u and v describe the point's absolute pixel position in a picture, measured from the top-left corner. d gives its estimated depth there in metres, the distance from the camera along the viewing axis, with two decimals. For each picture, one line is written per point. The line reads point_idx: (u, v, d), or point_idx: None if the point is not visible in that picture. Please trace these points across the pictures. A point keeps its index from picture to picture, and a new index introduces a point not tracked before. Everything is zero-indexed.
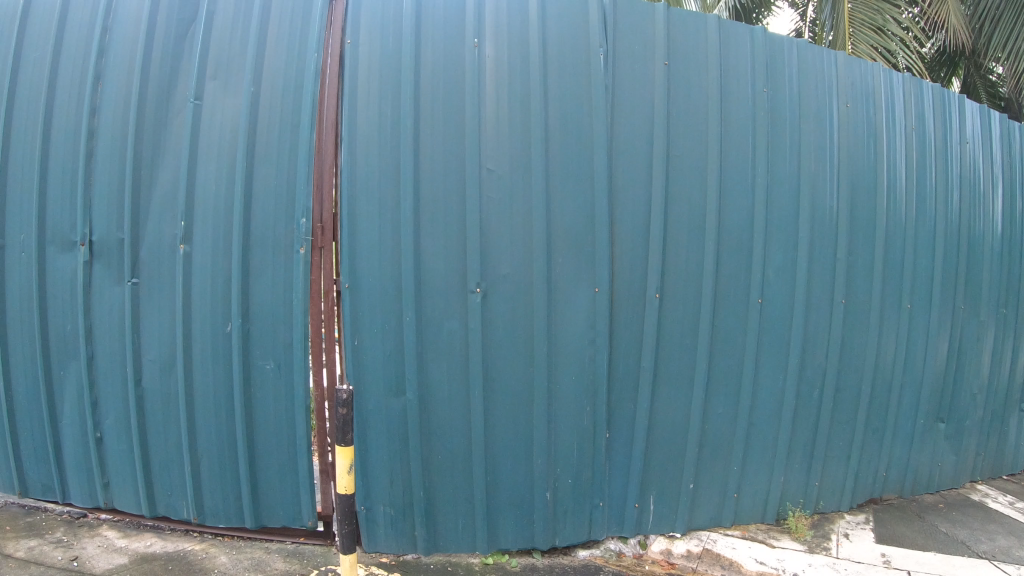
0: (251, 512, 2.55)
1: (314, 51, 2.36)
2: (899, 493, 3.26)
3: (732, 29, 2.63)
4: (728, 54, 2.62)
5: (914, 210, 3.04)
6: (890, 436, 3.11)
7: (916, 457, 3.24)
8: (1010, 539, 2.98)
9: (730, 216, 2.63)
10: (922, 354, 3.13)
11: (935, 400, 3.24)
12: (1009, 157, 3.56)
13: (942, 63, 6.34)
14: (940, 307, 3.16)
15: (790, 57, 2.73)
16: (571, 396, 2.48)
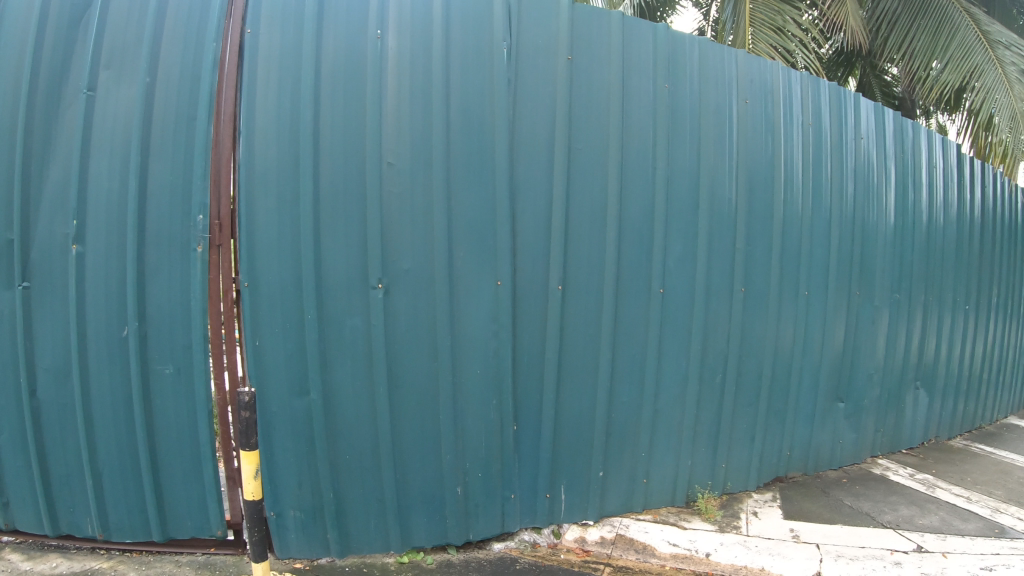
0: (158, 524, 2.46)
1: (213, 41, 2.29)
2: (803, 472, 3.39)
3: (635, 25, 2.68)
4: (631, 49, 2.67)
5: (810, 203, 3.16)
6: (791, 417, 3.23)
7: (816, 437, 3.37)
8: (910, 508, 3.21)
9: (630, 208, 2.67)
10: (818, 339, 3.26)
11: (834, 381, 3.38)
12: (901, 149, 3.73)
13: (839, 63, 6.77)
14: (836, 293, 3.30)
15: (692, 52, 2.79)
16: (477, 390, 2.48)
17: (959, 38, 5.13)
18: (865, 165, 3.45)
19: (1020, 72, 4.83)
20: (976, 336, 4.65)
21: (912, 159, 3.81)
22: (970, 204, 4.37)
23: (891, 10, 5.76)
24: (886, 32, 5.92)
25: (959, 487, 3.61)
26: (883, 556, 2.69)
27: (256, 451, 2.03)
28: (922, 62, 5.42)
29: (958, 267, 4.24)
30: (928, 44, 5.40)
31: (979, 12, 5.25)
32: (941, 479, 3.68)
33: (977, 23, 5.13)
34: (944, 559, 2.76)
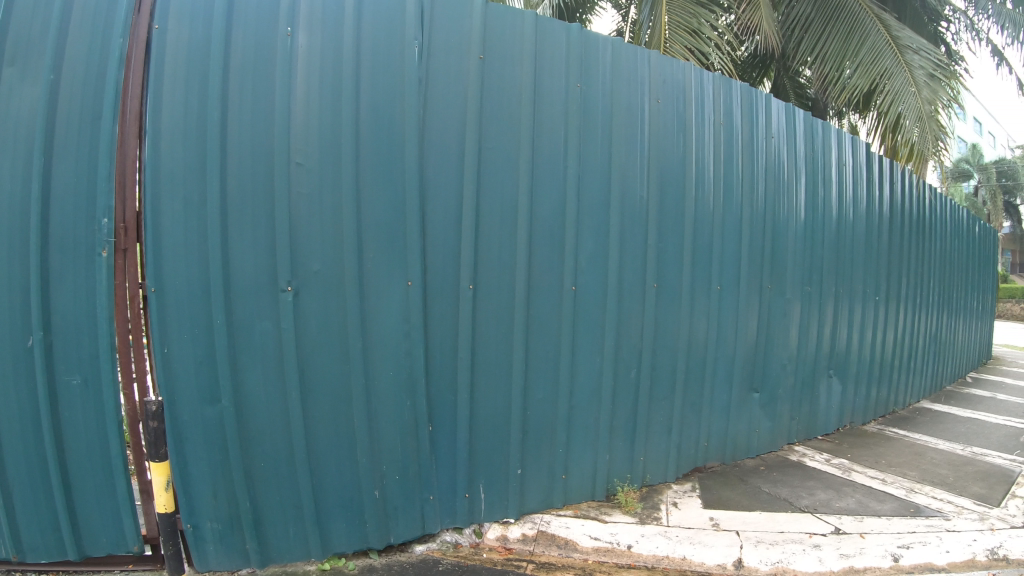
0: (73, 543, 2.36)
1: (120, 36, 2.22)
2: (721, 461, 3.55)
3: (548, 26, 2.75)
4: (544, 49, 2.74)
5: (721, 197, 3.32)
6: (706, 408, 3.39)
7: (733, 425, 3.55)
8: (827, 492, 3.37)
9: (541, 208, 2.75)
10: (731, 330, 3.43)
11: (748, 372, 3.57)
12: (811, 146, 3.90)
13: (754, 65, 7.10)
14: (745, 287, 3.48)
15: (605, 53, 2.89)
16: (390, 390, 2.50)
17: (869, 44, 5.34)
18: (776, 163, 3.62)
19: (924, 77, 5.07)
20: (884, 325, 4.92)
21: (821, 158, 3.98)
22: (876, 200, 4.62)
23: (806, 14, 5.99)
24: (800, 35, 6.16)
25: (874, 470, 3.86)
26: (803, 540, 2.81)
27: (166, 462, 2.18)
28: (833, 66, 5.64)
29: (866, 260, 4.50)
30: (839, 49, 5.59)
31: (889, 19, 5.48)
32: (856, 463, 3.92)
33: (887, 29, 5.35)
34: (861, 539, 2.92)
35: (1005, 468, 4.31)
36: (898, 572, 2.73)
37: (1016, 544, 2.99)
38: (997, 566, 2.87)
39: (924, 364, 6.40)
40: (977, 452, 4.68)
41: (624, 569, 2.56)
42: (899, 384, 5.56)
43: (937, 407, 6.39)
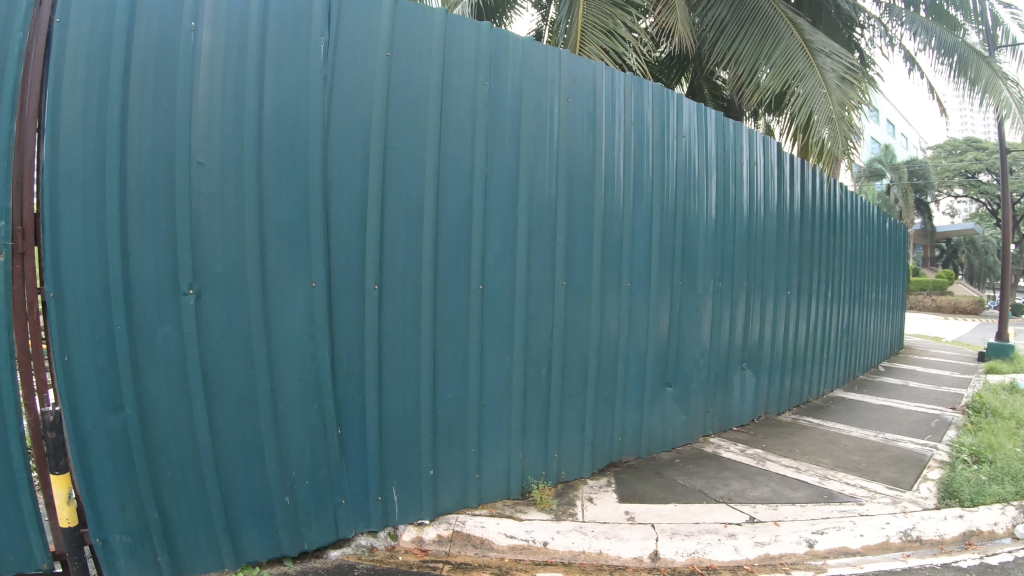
0: None
1: (20, 30, 2.07)
2: (637, 454, 3.77)
3: (457, 25, 2.79)
4: (452, 46, 2.78)
5: (630, 193, 3.50)
6: (619, 405, 3.57)
7: (647, 420, 3.77)
8: (740, 482, 3.61)
9: (448, 207, 2.78)
10: (646, 322, 3.65)
11: (660, 367, 3.81)
12: (723, 145, 4.16)
13: (671, 66, 7.36)
14: (658, 284, 3.70)
15: (513, 51, 2.97)
16: (295, 393, 2.48)
17: (782, 46, 5.49)
18: (687, 162, 3.83)
19: (835, 79, 5.24)
20: (794, 320, 5.24)
21: (731, 161, 4.21)
22: (785, 197, 4.92)
23: (721, 16, 6.13)
24: (715, 36, 6.29)
25: (789, 458, 4.17)
26: (718, 530, 2.99)
27: (69, 471, 2.15)
28: (747, 68, 5.78)
29: (778, 253, 4.84)
30: (753, 51, 5.75)
31: (803, 23, 5.66)
32: (770, 452, 4.23)
33: (800, 33, 5.51)
34: (775, 526, 3.16)
35: (916, 453, 4.78)
36: (813, 556, 3.04)
37: (924, 525, 3.45)
38: (909, 547, 3.31)
39: (836, 355, 6.76)
40: (890, 437, 5.15)
41: (539, 566, 2.66)
42: (811, 374, 5.93)
43: (850, 397, 6.74)
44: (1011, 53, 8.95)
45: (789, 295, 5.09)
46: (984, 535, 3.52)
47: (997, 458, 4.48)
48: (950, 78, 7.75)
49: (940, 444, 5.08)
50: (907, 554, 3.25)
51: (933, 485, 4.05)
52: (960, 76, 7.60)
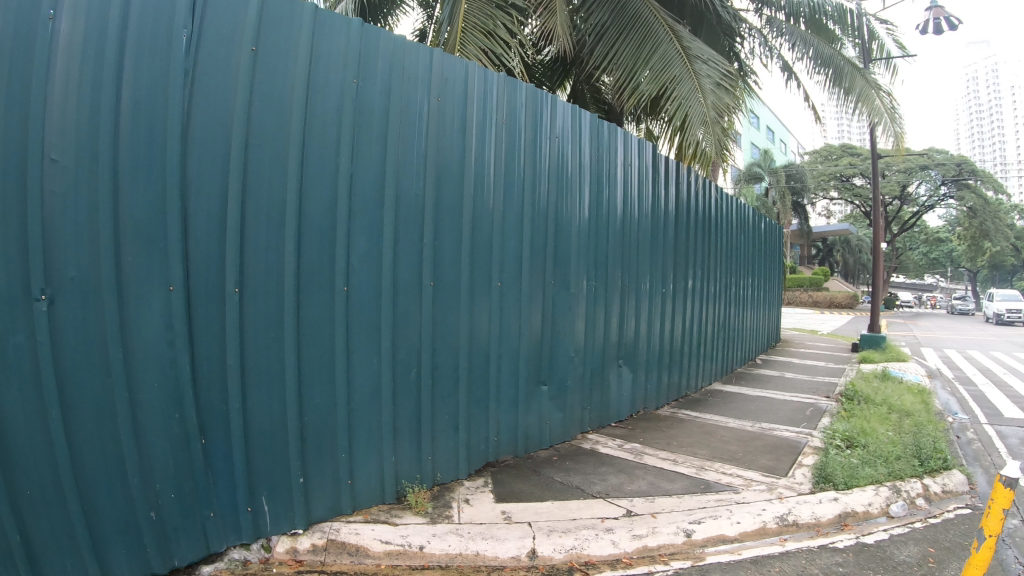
0: None
1: None
2: (514, 454, 4.01)
3: (327, 19, 2.77)
4: (321, 41, 2.76)
5: (501, 194, 3.72)
6: (493, 405, 3.78)
7: (523, 418, 4.02)
8: (619, 476, 3.83)
9: (310, 209, 2.76)
10: (520, 316, 3.91)
11: (535, 367, 4.08)
12: (599, 149, 4.61)
13: (555, 70, 7.65)
14: (529, 279, 3.96)
15: (384, 49, 3.02)
16: (155, 402, 2.37)
17: (660, 52, 5.72)
18: (560, 161, 4.18)
19: (710, 86, 5.50)
20: (662, 317, 5.66)
21: (606, 160, 4.67)
22: (658, 195, 5.40)
23: (603, 20, 6.26)
24: (595, 40, 6.40)
25: (665, 451, 4.41)
26: (595, 525, 3.12)
27: None
28: (626, 71, 5.92)
29: (654, 253, 5.37)
30: (632, 57, 5.90)
31: (682, 30, 5.91)
32: (647, 446, 4.47)
33: (679, 40, 5.76)
34: (653, 518, 3.30)
35: (792, 440, 5.04)
36: (691, 545, 3.19)
37: (802, 510, 3.66)
38: (785, 530, 3.49)
39: (712, 349, 7.18)
40: (766, 426, 5.44)
41: (416, 571, 2.72)
42: (688, 369, 6.39)
43: (729, 389, 7.09)
44: (884, 65, 9.55)
45: (658, 289, 5.52)
46: (860, 515, 3.80)
47: (869, 443, 4.83)
48: (826, 88, 8.21)
49: (814, 431, 5.39)
50: (784, 539, 3.43)
51: (807, 470, 4.31)
52: (835, 86, 8.06)
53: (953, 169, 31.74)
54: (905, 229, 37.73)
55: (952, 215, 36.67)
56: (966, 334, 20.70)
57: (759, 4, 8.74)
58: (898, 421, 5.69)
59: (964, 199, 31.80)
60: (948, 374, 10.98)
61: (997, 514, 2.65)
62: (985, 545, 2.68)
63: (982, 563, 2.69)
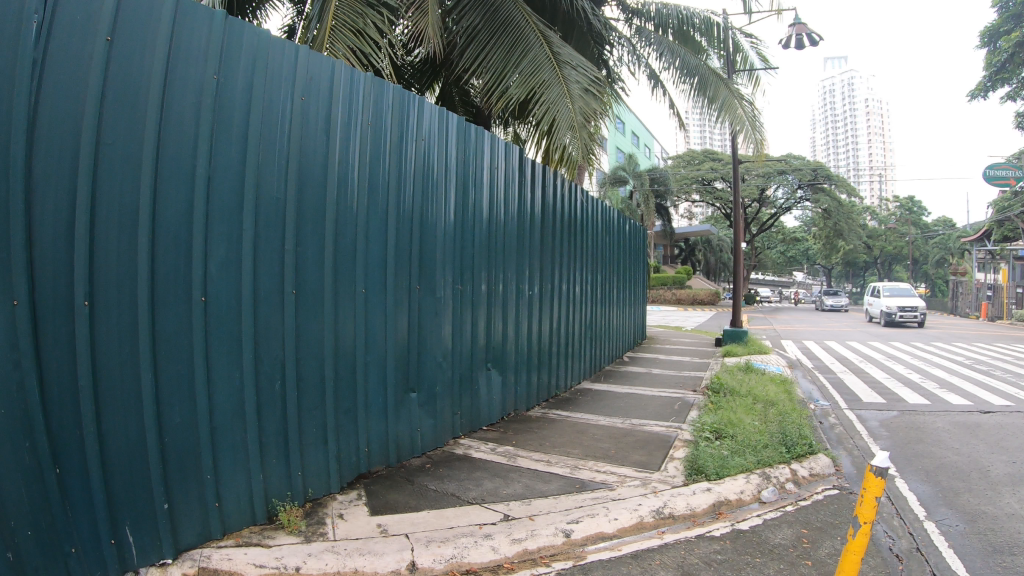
0: None
1: None
2: (386, 464, 4.03)
3: (188, 11, 2.65)
4: (181, 34, 2.63)
5: (364, 198, 3.70)
6: (361, 415, 3.75)
7: (393, 427, 4.05)
8: (493, 482, 3.93)
9: (164, 215, 2.61)
10: (386, 323, 3.92)
11: (402, 374, 4.10)
12: (464, 154, 4.77)
13: (423, 72, 7.77)
14: (394, 285, 3.99)
15: (247, 44, 2.92)
16: (5, 431, 2.16)
17: (532, 55, 5.89)
18: (425, 166, 4.27)
19: (579, 91, 5.81)
20: (526, 318, 5.92)
21: (473, 165, 4.90)
22: (521, 198, 5.75)
23: (474, 24, 6.26)
24: (466, 42, 6.46)
25: (537, 453, 4.61)
26: (474, 533, 3.12)
27: None
28: (495, 75, 6.02)
29: (518, 255, 5.72)
30: (502, 60, 6.01)
31: (552, 35, 6.11)
32: (520, 449, 4.70)
33: (549, 45, 5.98)
34: (531, 521, 3.34)
35: (660, 435, 5.29)
36: (571, 545, 3.23)
37: (678, 502, 3.78)
38: (663, 523, 3.60)
39: (579, 348, 7.49)
40: (635, 422, 5.69)
41: None
42: (554, 369, 6.66)
43: (599, 388, 7.35)
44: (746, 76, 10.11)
45: (522, 291, 5.80)
46: (733, 503, 3.97)
47: (736, 433, 5.08)
48: (690, 97, 8.59)
49: (683, 424, 5.64)
50: (662, 531, 3.54)
51: (678, 464, 4.49)
52: (699, 95, 8.46)
53: (808, 173, 34.01)
54: (764, 230, 40.15)
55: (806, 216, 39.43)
56: (819, 325, 22.34)
57: (629, 15, 9.04)
58: (762, 411, 6.02)
59: (819, 201, 34.13)
60: (807, 364, 11.74)
61: (870, 502, 2.61)
62: (861, 532, 2.64)
63: (860, 549, 2.65)
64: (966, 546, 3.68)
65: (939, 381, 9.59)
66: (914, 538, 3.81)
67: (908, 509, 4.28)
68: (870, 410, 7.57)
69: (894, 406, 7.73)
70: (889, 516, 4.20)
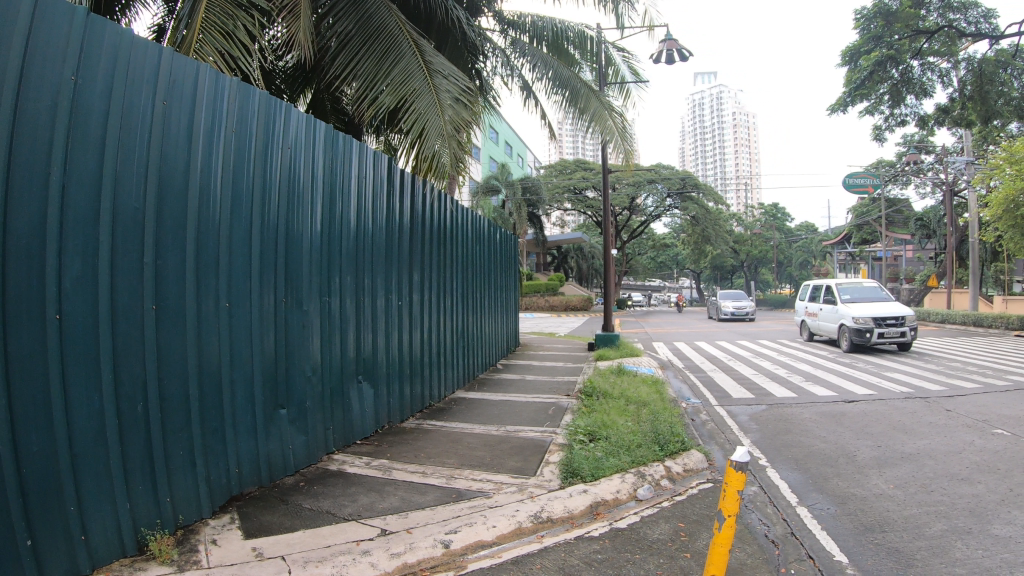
0: None
1: None
2: (258, 485, 3.89)
3: (45, 5, 2.50)
4: (38, 30, 2.47)
5: (227, 207, 3.56)
6: (231, 436, 3.59)
7: (263, 446, 3.90)
8: (369, 497, 3.87)
9: (14, 223, 2.43)
10: (252, 337, 3.78)
11: (271, 391, 3.96)
12: (331, 162, 4.69)
13: (295, 78, 7.62)
14: (259, 298, 3.85)
15: (108, 43, 2.77)
16: None
17: (403, 64, 5.93)
18: (291, 174, 4.15)
19: (448, 100, 5.94)
20: (395, 329, 5.87)
21: (340, 173, 4.81)
22: (388, 208, 5.70)
23: (347, 29, 6.17)
24: (337, 49, 6.38)
25: (412, 465, 4.58)
26: (351, 550, 3.07)
27: None
28: (366, 81, 5.98)
29: (386, 265, 5.67)
30: (374, 67, 5.99)
31: (424, 44, 6.18)
32: (395, 461, 4.65)
33: (420, 53, 6.03)
34: (408, 535, 3.31)
35: (534, 440, 5.39)
36: (451, 555, 3.23)
37: (556, 505, 3.84)
38: (541, 527, 3.66)
39: (451, 358, 7.49)
40: (511, 429, 5.76)
41: None
42: (427, 378, 6.65)
43: (473, 397, 7.39)
44: (617, 88, 10.44)
45: (391, 302, 5.76)
46: (610, 503, 4.08)
47: (610, 435, 5.22)
48: (562, 108, 8.80)
49: (557, 429, 5.76)
50: (541, 535, 3.58)
51: (554, 468, 4.56)
52: (571, 106, 8.67)
53: (677, 183, 35.53)
54: (634, 237, 41.62)
55: (675, 222, 41.16)
56: (688, 328, 23.32)
57: (504, 26, 9.15)
58: (635, 412, 6.23)
59: (687, 209, 35.99)
60: (678, 364, 12.24)
61: (732, 496, 2.74)
62: (727, 525, 2.78)
63: (727, 541, 2.78)
64: (838, 527, 3.95)
65: (803, 374, 10.22)
66: (787, 524, 4.04)
67: (781, 497, 4.54)
68: (738, 406, 7.99)
69: (763, 401, 8.18)
70: (762, 504, 4.44)
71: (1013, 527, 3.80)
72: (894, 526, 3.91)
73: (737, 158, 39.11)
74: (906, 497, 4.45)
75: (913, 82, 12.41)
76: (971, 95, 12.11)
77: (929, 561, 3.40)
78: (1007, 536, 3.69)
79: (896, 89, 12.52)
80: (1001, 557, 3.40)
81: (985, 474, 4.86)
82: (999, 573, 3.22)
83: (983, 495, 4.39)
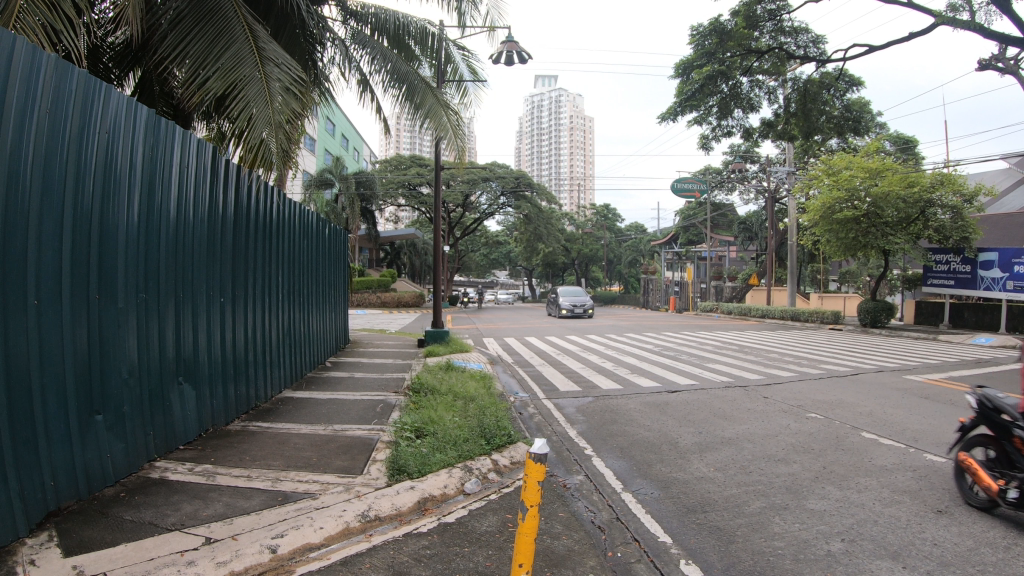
0: None
1: None
2: (77, 498, 3.70)
3: None
4: None
5: (37, 193, 3.35)
6: (43, 447, 3.38)
7: (79, 457, 3.68)
8: (194, 504, 3.78)
9: None
10: (63, 336, 3.57)
11: (84, 396, 3.75)
12: (151, 150, 4.50)
13: (123, 55, 7.17)
14: (70, 294, 3.63)
15: None
16: None
17: (234, 50, 5.78)
18: (107, 160, 3.94)
19: (278, 89, 5.85)
20: (218, 327, 5.67)
21: (160, 160, 4.62)
22: (210, 197, 5.51)
23: (179, 8, 5.94)
24: (166, 29, 6.09)
25: (237, 468, 4.50)
26: (176, 561, 3.03)
27: None
28: (194, 64, 5.77)
29: (207, 260, 5.47)
30: (204, 49, 5.79)
31: (258, 30, 6.08)
32: (220, 466, 4.54)
33: (253, 40, 5.91)
34: (234, 541, 3.29)
35: (364, 438, 5.43)
36: (279, 560, 3.24)
37: (385, 504, 3.94)
38: (369, 526, 3.74)
39: (277, 357, 7.33)
40: (338, 428, 5.78)
41: None
42: (252, 379, 6.47)
43: (299, 396, 7.28)
44: (455, 86, 10.65)
45: (212, 300, 5.57)
46: (437, 498, 4.24)
47: (436, 431, 5.39)
48: (398, 102, 8.81)
49: (385, 426, 5.83)
50: (369, 535, 3.67)
51: (380, 465, 4.66)
52: (407, 101, 8.71)
53: (512, 181, 36.51)
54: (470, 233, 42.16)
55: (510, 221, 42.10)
56: (523, 323, 23.80)
57: (346, 16, 9.04)
58: (462, 407, 6.42)
59: (522, 207, 36.99)
60: (508, 359, 12.66)
61: (533, 486, 2.85)
62: (530, 514, 2.85)
63: (531, 530, 2.84)
64: (661, 510, 4.34)
65: (628, 367, 10.90)
66: (612, 509, 4.39)
67: (608, 484, 4.92)
68: (566, 398, 8.42)
69: (589, 393, 8.68)
70: (589, 491, 4.78)
71: (824, 502, 4.37)
72: (713, 506, 4.37)
73: (573, 158, 40.60)
74: (724, 478, 4.95)
75: (742, 96, 13.75)
76: (796, 110, 13.43)
77: (749, 536, 3.85)
78: (820, 509, 4.25)
79: (725, 101, 13.79)
80: (816, 529, 3.92)
81: (799, 455, 5.51)
82: (814, 543, 3.72)
83: (797, 473, 5.00)
